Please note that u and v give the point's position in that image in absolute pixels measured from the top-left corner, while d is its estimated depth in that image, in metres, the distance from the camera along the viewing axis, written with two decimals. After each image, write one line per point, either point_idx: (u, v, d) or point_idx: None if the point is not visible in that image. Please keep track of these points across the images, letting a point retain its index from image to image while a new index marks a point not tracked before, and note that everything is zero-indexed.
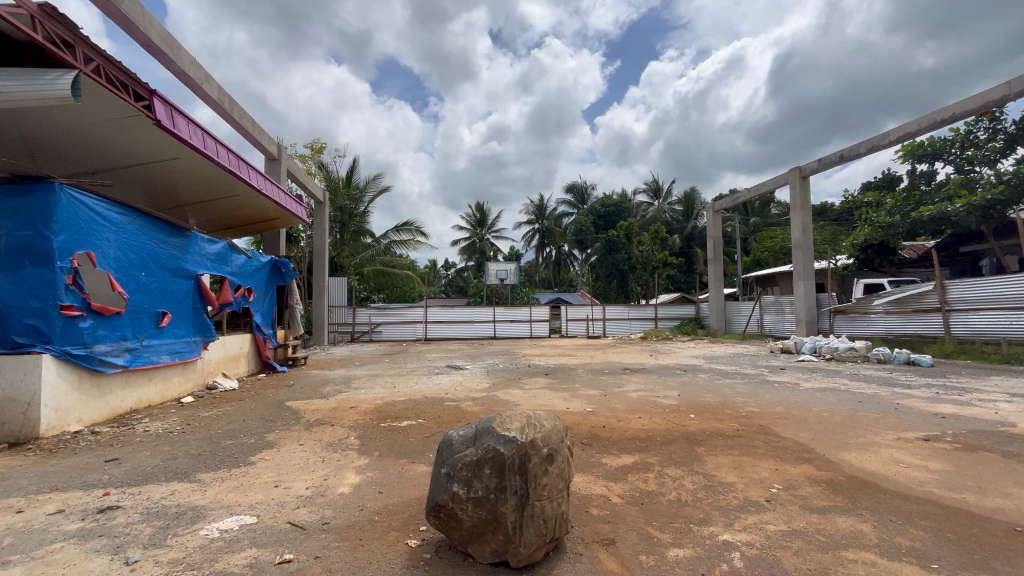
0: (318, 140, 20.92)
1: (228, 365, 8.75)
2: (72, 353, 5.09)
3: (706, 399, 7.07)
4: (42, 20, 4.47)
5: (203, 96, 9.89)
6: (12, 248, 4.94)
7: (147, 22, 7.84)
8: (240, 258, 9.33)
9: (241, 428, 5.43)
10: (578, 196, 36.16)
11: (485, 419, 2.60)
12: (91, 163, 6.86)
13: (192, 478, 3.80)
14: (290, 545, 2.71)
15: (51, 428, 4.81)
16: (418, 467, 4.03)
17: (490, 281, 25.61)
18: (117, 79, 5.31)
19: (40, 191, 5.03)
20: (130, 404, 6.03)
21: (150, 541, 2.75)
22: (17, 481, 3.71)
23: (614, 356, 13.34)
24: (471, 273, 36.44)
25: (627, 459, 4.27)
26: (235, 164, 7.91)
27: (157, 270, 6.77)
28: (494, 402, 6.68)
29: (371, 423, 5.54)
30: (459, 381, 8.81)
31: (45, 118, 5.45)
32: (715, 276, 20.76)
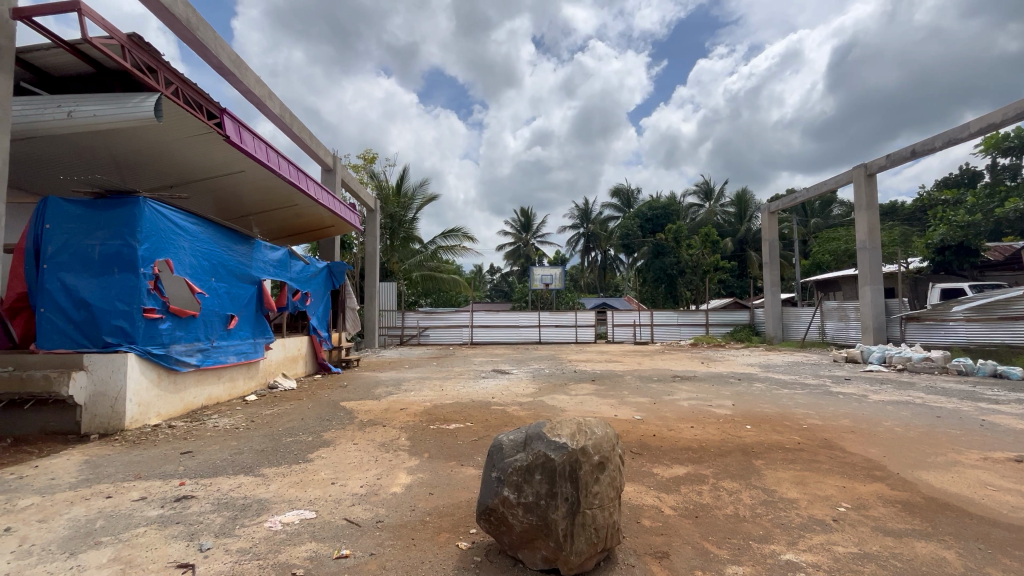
0: (370, 150, 21.81)
1: (288, 365, 9.23)
2: (153, 353, 5.54)
3: (764, 410, 6.72)
4: (130, 49, 4.93)
5: (266, 112, 10.55)
6: (104, 256, 5.43)
7: (218, 46, 8.47)
8: (299, 264, 9.83)
9: (300, 426, 5.69)
10: (625, 199, 35.57)
11: (536, 424, 2.59)
12: (169, 177, 7.44)
13: (256, 473, 4.02)
14: (347, 541, 2.81)
15: (135, 421, 5.25)
16: (468, 470, 4.07)
17: (535, 286, 25.55)
18: (193, 100, 5.76)
19: (127, 204, 5.51)
20: (202, 401, 6.47)
21: (221, 531, 2.94)
22: (107, 469, 4.07)
23: (663, 363, 12.98)
24: (516, 278, 36.61)
25: (680, 470, 4.13)
26: (295, 176, 8.40)
27: (226, 276, 7.26)
28: (541, 407, 6.66)
29: (421, 425, 5.66)
30: (506, 385, 8.86)
31: (131, 138, 5.97)
32: (771, 280, 19.81)
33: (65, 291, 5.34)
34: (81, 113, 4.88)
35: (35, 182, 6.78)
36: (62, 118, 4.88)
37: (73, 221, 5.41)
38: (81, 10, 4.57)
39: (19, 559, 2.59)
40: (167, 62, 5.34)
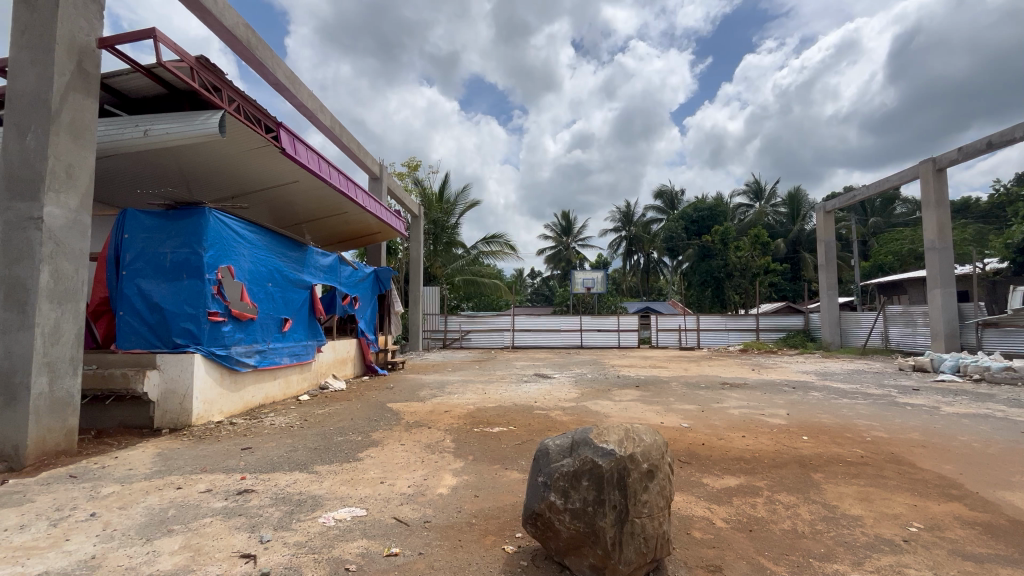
0: (415, 158, 22.41)
1: (337, 367, 9.58)
2: (216, 354, 5.90)
3: (822, 421, 6.35)
4: (198, 70, 5.30)
5: (318, 125, 11.07)
6: (174, 263, 5.84)
7: (275, 64, 8.98)
8: (348, 269, 10.22)
9: (350, 426, 5.90)
10: (668, 201, 34.72)
11: (582, 429, 2.57)
12: (230, 189, 7.92)
13: (310, 469, 4.20)
14: (396, 539, 2.87)
15: (200, 417, 5.61)
16: (512, 474, 4.08)
17: (577, 290, 25.32)
18: (253, 115, 6.13)
19: (194, 215, 5.90)
20: (259, 399, 6.82)
21: (279, 524, 3.08)
22: (177, 461, 4.36)
23: (710, 370, 12.51)
24: (557, 282, 36.46)
25: (731, 481, 3.98)
26: (345, 185, 8.76)
27: (281, 281, 7.64)
28: (584, 413, 6.58)
29: (465, 428, 5.73)
30: (548, 390, 8.82)
31: (197, 153, 6.41)
32: (827, 283, 18.77)
33: (141, 295, 5.78)
34: (155, 131, 5.29)
35: (116, 197, 7.40)
36: (139, 136, 5.31)
37: (148, 231, 5.86)
38: (156, 37, 4.96)
39: (103, 542, 2.82)
40: (230, 81, 5.71)
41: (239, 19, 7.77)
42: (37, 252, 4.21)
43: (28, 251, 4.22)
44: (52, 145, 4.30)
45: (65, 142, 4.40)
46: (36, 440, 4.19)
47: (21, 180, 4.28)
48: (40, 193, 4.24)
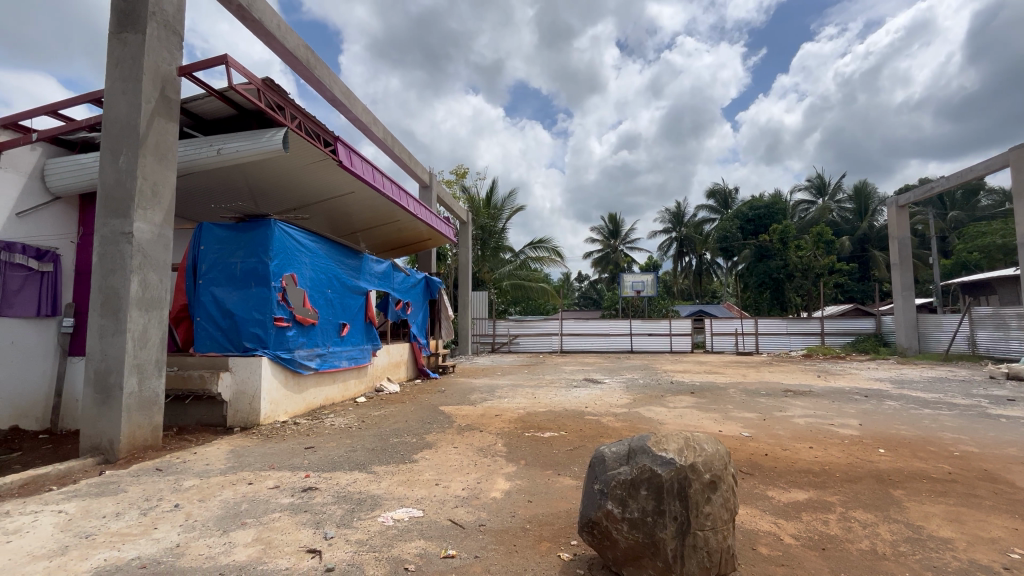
0: (462, 166, 22.86)
1: (391, 370, 9.89)
2: (282, 357, 6.24)
3: (900, 433, 5.85)
4: (264, 91, 5.66)
5: (371, 137, 11.52)
6: (244, 272, 6.24)
7: (332, 81, 9.46)
8: (400, 275, 10.53)
9: (404, 428, 6.06)
10: (721, 200, 33.40)
11: (639, 437, 2.50)
12: (293, 201, 8.39)
13: (368, 469, 4.35)
14: (452, 541, 2.92)
15: (267, 417, 5.95)
16: (565, 480, 4.03)
17: (626, 293, 24.79)
18: (313, 131, 6.47)
19: (261, 227, 6.26)
20: (320, 401, 7.14)
21: (341, 521, 3.21)
22: (248, 458, 4.64)
23: (771, 376, 11.85)
24: (605, 286, 35.90)
25: (799, 494, 3.75)
26: (397, 194, 9.05)
27: (339, 288, 7.99)
28: (637, 420, 6.41)
29: (516, 432, 5.74)
30: (598, 395, 8.68)
31: (263, 168, 6.84)
32: (902, 283, 17.36)
33: (215, 302, 6.22)
34: (227, 150, 5.70)
35: (192, 212, 8.02)
36: (213, 155, 5.73)
37: (221, 242, 6.30)
38: (227, 63, 5.35)
39: (186, 532, 3.04)
40: (292, 100, 6.06)
41: (300, 41, 8.26)
42: (128, 263, 4.62)
43: (121, 263, 4.65)
44: (140, 166, 4.72)
45: (151, 163, 4.82)
46: (128, 435, 4.59)
47: (115, 199, 4.73)
48: (130, 210, 4.67)
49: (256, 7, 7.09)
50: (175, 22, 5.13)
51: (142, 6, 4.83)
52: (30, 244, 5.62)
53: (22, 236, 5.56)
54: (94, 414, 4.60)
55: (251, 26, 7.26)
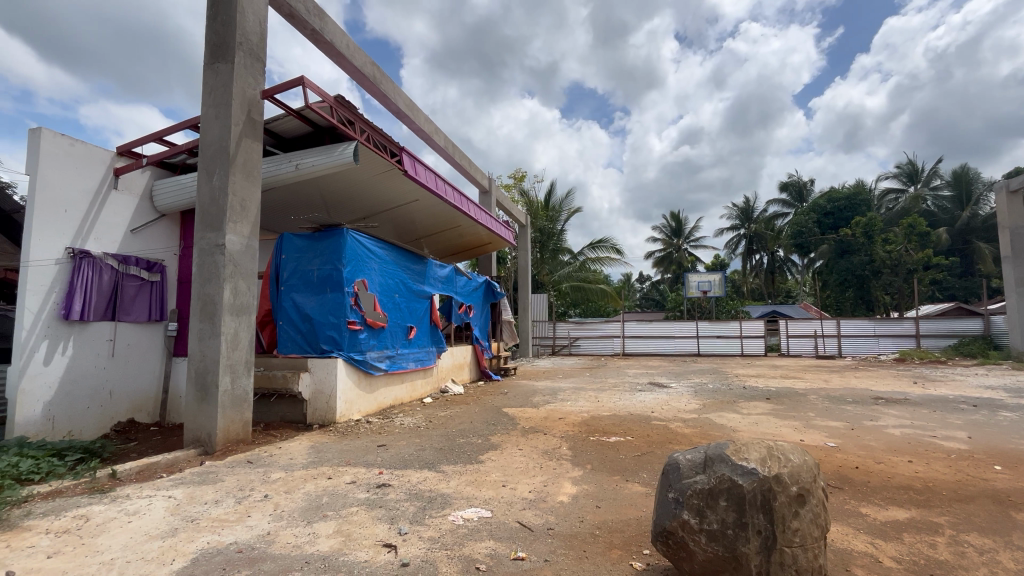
0: (520, 169, 23.05)
1: (455, 371, 10.12)
2: (355, 358, 6.57)
3: (1020, 448, 5.16)
4: (336, 107, 6.01)
5: (433, 146, 11.90)
6: (320, 278, 6.63)
7: (397, 94, 9.88)
8: (463, 279, 10.77)
9: (470, 428, 6.18)
10: (795, 193, 31.24)
11: (716, 445, 2.38)
12: (362, 211, 8.83)
13: (437, 468, 4.48)
14: (521, 543, 2.93)
15: (342, 415, 6.28)
16: (634, 486, 3.92)
17: (691, 294, 23.79)
18: (380, 142, 6.79)
19: (335, 235, 6.64)
20: (390, 400, 7.45)
21: (414, 518, 3.32)
22: (327, 454, 4.93)
23: (859, 382, 10.88)
24: (668, 286, 34.69)
25: (899, 513, 3.40)
26: (458, 200, 9.29)
27: (406, 292, 8.29)
28: (708, 426, 6.12)
29: (581, 436, 5.67)
30: (665, 400, 8.39)
31: (336, 181, 7.27)
32: (1016, 279, 15.35)
33: (295, 307, 6.67)
34: (305, 165, 6.11)
35: (273, 224, 8.65)
36: (291, 170, 6.16)
37: (300, 251, 6.76)
38: (304, 84, 5.74)
39: (275, 521, 3.28)
40: (361, 114, 6.39)
41: (367, 58, 8.70)
42: (222, 272, 5.07)
43: (215, 272, 5.10)
44: (231, 184, 5.18)
45: (239, 180, 5.27)
46: (223, 429, 5.03)
47: (210, 214, 5.21)
48: (222, 224, 5.13)
49: (328, 30, 7.57)
50: (258, 50, 5.57)
51: (231, 37, 5.30)
52: (141, 257, 6.32)
53: (136, 250, 6.27)
54: (195, 409, 5.08)
55: (323, 48, 7.76)
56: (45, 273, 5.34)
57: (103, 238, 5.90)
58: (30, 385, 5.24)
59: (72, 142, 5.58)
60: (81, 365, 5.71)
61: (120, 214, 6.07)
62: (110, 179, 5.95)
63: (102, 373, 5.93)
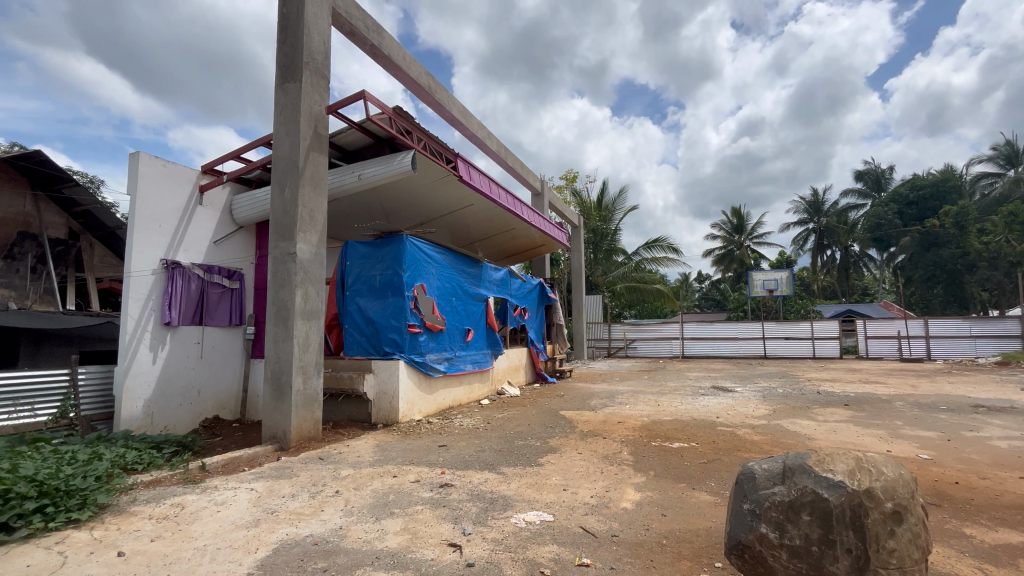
0: (572, 170, 22.89)
1: (511, 373, 10.18)
2: (415, 360, 6.77)
3: None
4: (395, 118, 6.22)
5: (486, 150, 12.07)
6: (382, 283, 6.90)
7: (451, 102, 10.12)
8: (517, 282, 10.83)
9: (528, 431, 6.18)
10: (872, 182, 28.86)
11: (795, 454, 2.23)
12: (419, 217, 9.10)
13: (498, 470, 4.51)
14: (585, 549, 2.88)
15: (404, 415, 6.49)
16: (701, 495, 3.76)
17: (756, 293, 22.55)
18: (436, 150, 6.96)
19: (395, 242, 6.88)
20: (449, 401, 7.61)
21: (477, 519, 3.36)
22: (391, 453, 5.10)
23: (954, 388, 9.83)
24: (729, 286, 33.11)
25: (1011, 537, 3.03)
26: (511, 203, 9.36)
27: (463, 295, 8.45)
28: (780, 433, 5.75)
29: (641, 440, 5.52)
30: (730, 405, 7.99)
31: (395, 189, 7.54)
32: None
33: (360, 311, 6.97)
34: (366, 175, 6.39)
35: (339, 233, 9.11)
36: (354, 180, 6.45)
37: (364, 257, 7.08)
38: (365, 98, 6.01)
39: (346, 516, 3.43)
40: (418, 124, 6.57)
41: (422, 69, 8.97)
42: (293, 279, 5.39)
43: (288, 279, 5.44)
44: (300, 196, 5.50)
45: (308, 192, 5.59)
46: (296, 427, 5.33)
47: (282, 225, 5.55)
48: (293, 234, 5.46)
49: (386, 44, 7.89)
50: (323, 68, 5.88)
51: (298, 58, 5.64)
52: (223, 266, 6.85)
53: (218, 260, 6.81)
54: (272, 408, 5.43)
55: (382, 62, 8.10)
56: (143, 282, 5.91)
57: (191, 250, 6.45)
58: (134, 383, 5.83)
59: (164, 163, 6.15)
60: (175, 366, 6.27)
61: (205, 227, 6.62)
62: (196, 195, 6.50)
63: (192, 373, 6.48)
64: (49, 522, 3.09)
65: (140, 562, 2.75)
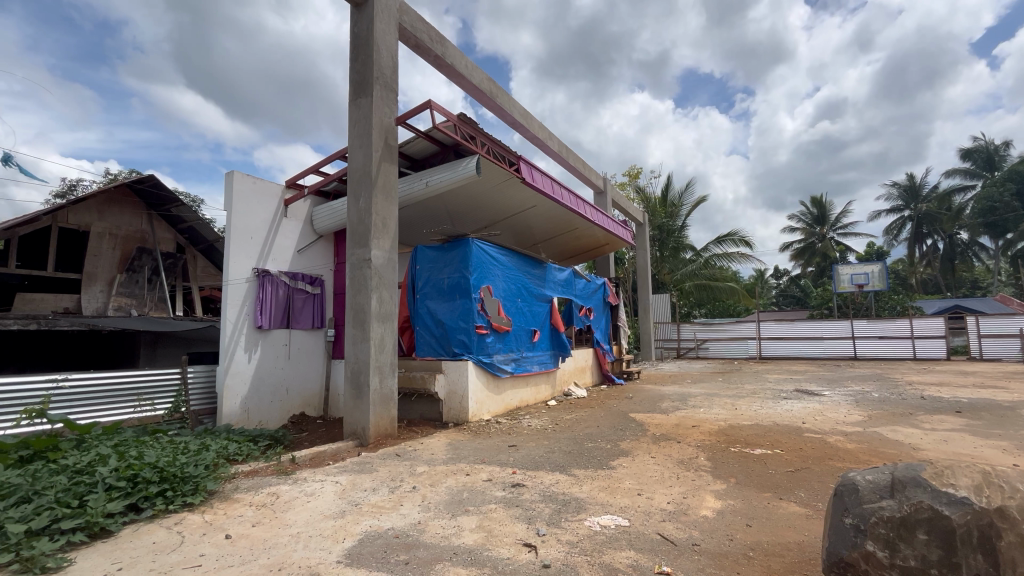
0: (635, 166, 22.31)
1: (577, 374, 10.09)
2: (484, 361, 6.90)
3: None
4: (459, 125, 6.38)
5: (547, 151, 12.07)
6: (450, 286, 7.09)
7: (512, 105, 10.22)
8: (582, 282, 10.73)
9: (597, 433, 6.09)
10: (982, 160, 25.58)
11: (906, 467, 2.05)
12: (484, 221, 9.27)
13: (569, 471, 4.48)
14: (665, 557, 2.78)
15: (474, 414, 6.63)
16: (790, 507, 3.50)
17: (843, 289, 20.71)
18: (499, 154, 7.07)
19: (461, 245, 7.04)
20: (516, 402, 7.68)
21: (551, 520, 3.35)
22: (463, 452, 5.22)
23: None
24: (811, 281, 30.70)
25: None
26: (574, 203, 9.28)
27: (528, 296, 8.50)
28: (878, 442, 5.23)
29: (719, 445, 5.25)
30: (818, 410, 7.38)
31: (460, 194, 7.74)
32: None
33: (430, 313, 7.22)
34: (433, 182, 6.60)
35: (409, 239, 9.48)
36: (422, 187, 6.69)
37: (433, 261, 7.32)
38: (431, 107, 6.22)
39: (424, 511, 3.56)
40: (482, 129, 6.70)
41: (484, 75, 9.14)
42: (369, 283, 5.68)
43: (364, 283, 5.73)
44: (374, 204, 5.79)
45: (380, 201, 5.87)
46: (374, 424, 5.61)
47: (358, 233, 5.87)
48: (367, 240, 5.76)
49: (449, 54, 8.12)
50: (392, 82, 6.15)
51: (369, 74, 5.94)
52: (306, 273, 7.37)
53: (302, 268, 7.33)
54: (351, 405, 5.74)
55: (445, 71, 8.35)
56: (239, 289, 6.48)
57: (279, 259, 7.00)
58: (232, 381, 6.41)
59: (254, 180, 6.71)
60: (266, 365, 6.82)
61: (289, 237, 7.16)
62: (281, 208, 7.05)
63: (281, 372, 7.01)
64: (169, 505, 3.48)
65: (245, 545, 3.02)
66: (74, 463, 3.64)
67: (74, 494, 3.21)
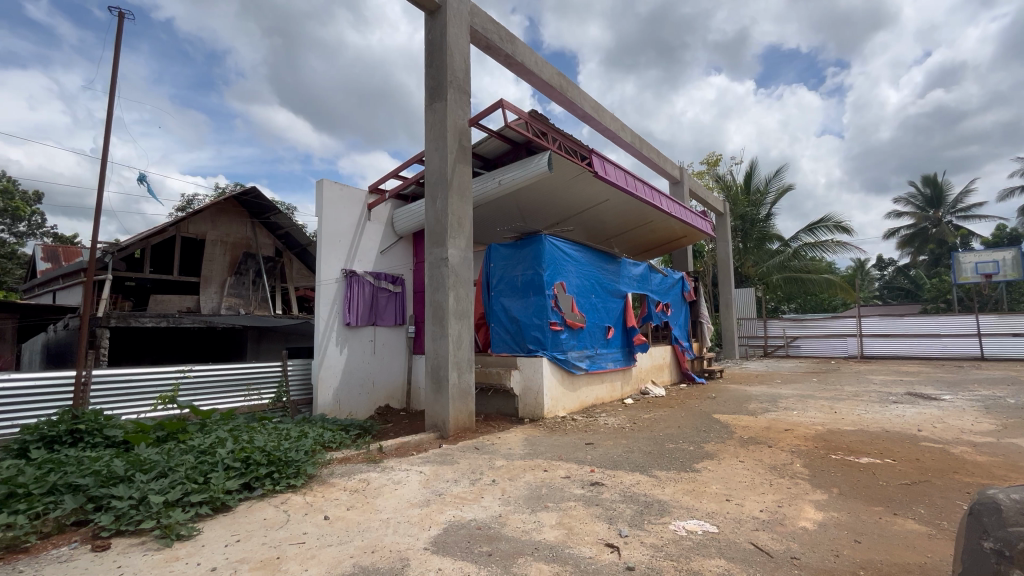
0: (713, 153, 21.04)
1: (655, 372, 9.75)
2: (558, 357, 6.87)
3: None
4: (530, 122, 6.38)
5: (619, 142, 11.74)
6: (524, 282, 7.14)
7: (582, 98, 10.06)
8: (658, 277, 10.34)
9: (679, 434, 5.83)
10: None
11: None
12: (556, 217, 9.22)
13: (650, 472, 4.34)
14: (760, 569, 2.61)
15: (549, 411, 6.64)
16: (906, 524, 3.13)
17: (964, 280, 18.14)
18: (571, 149, 6.98)
19: (534, 242, 7.06)
20: (591, 399, 7.58)
21: (633, 521, 3.26)
22: (540, 448, 5.24)
23: None
24: (925, 271, 27.22)
25: None
26: (650, 195, 8.95)
27: (602, 292, 8.34)
28: (1017, 455, 4.52)
29: (817, 452, 4.83)
30: (936, 416, 6.54)
31: (532, 191, 7.76)
32: None
33: (504, 310, 7.32)
34: (506, 180, 6.67)
35: (483, 238, 9.67)
36: (495, 186, 6.79)
37: (506, 258, 7.41)
38: (503, 107, 6.29)
39: (504, 504, 3.62)
40: (553, 124, 6.64)
41: (553, 69, 9.08)
42: (446, 282, 5.87)
43: (442, 281, 5.93)
44: (449, 205, 5.97)
45: (455, 201, 6.04)
46: (453, 417, 5.81)
47: (435, 232, 6.08)
48: (444, 240, 5.95)
49: (519, 52, 8.16)
50: (465, 84, 6.30)
51: (444, 78, 6.11)
52: (388, 273, 7.77)
53: (384, 268, 7.75)
54: (432, 398, 5.97)
55: (515, 69, 8.40)
56: (330, 289, 6.98)
57: (364, 260, 7.44)
58: (325, 374, 6.93)
59: (341, 187, 7.19)
60: (355, 360, 7.29)
61: (373, 239, 7.59)
62: (365, 212, 7.48)
63: (368, 367, 7.46)
64: (276, 486, 3.84)
65: (341, 526, 3.26)
66: (199, 444, 4.12)
67: (200, 471, 3.64)
